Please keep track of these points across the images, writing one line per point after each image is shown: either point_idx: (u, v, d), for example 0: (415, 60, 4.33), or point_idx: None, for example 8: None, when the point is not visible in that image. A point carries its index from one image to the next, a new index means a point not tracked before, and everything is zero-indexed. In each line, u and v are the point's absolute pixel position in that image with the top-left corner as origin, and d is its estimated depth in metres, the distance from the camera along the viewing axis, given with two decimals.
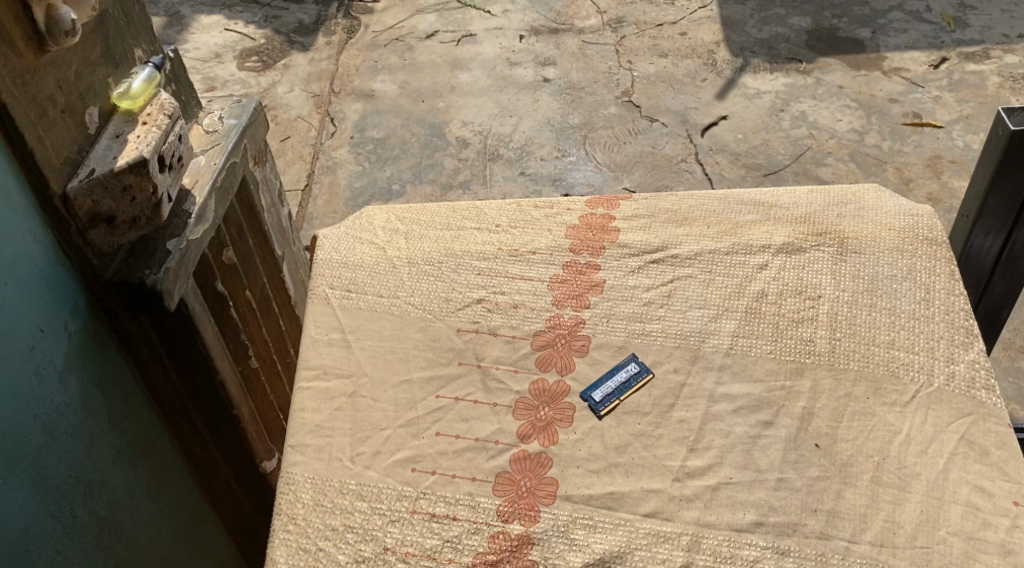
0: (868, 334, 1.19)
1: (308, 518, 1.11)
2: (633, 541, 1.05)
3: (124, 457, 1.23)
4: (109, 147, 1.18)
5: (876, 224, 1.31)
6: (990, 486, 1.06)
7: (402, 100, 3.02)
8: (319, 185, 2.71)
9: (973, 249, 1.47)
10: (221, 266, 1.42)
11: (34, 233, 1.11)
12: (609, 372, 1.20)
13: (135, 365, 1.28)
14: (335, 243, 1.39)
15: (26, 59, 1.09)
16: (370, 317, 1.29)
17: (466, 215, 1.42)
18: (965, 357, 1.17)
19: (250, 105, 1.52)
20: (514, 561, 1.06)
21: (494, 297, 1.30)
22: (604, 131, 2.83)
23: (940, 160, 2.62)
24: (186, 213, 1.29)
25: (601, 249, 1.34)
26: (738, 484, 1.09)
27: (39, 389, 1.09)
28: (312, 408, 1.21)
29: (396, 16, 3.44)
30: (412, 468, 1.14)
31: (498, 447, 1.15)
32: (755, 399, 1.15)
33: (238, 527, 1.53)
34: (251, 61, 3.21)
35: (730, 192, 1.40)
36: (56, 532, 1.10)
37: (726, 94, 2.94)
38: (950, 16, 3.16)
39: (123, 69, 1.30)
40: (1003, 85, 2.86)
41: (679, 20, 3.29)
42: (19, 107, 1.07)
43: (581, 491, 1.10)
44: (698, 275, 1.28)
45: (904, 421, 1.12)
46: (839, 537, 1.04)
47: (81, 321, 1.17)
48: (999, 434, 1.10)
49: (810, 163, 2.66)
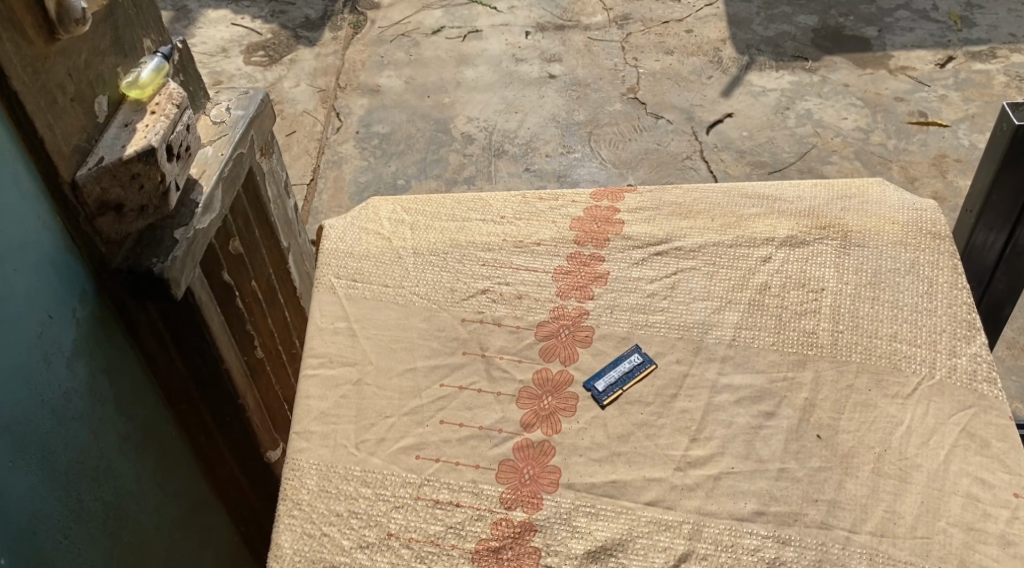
0: (870, 327, 1.20)
1: (313, 503, 1.12)
2: (635, 529, 1.06)
3: (130, 444, 1.24)
4: (118, 136, 1.19)
5: (879, 218, 1.32)
6: (990, 478, 1.07)
7: (408, 95, 3.03)
8: (324, 179, 2.72)
9: (975, 245, 1.48)
10: (227, 256, 1.43)
11: (45, 221, 1.12)
12: (612, 362, 1.20)
13: (142, 353, 1.29)
14: (341, 233, 1.40)
15: (37, 46, 1.09)
16: (374, 307, 1.30)
17: (472, 207, 1.43)
18: (967, 350, 1.17)
19: (258, 96, 1.53)
20: (517, 547, 1.06)
21: (499, 288, 1.30)
22: (610, 127, 2.84)
23: (946, 159, 2.62)
24: (193, 202, 1.30)
25: (605, 241, 1.35)
26: (740, 474, 1.09)
27: (47, 374, 1.10)
28: (317, 395, 1.22)
29: (403, 12, 3.45)
30: (416, 455, 1.15)
31: (501, 435, 1.16)
32: (758, 390, 1.16)
33: (242, 517, 1.54)
34: (257, 55, 3.22)
35: (734, 186, 1.41)
36: (63, 518, 1.11)
37: (731, 91, 2.94)
38: (957, 15, 3.16)
39: (133, 59, 1.31)
40: (1009, 84, 2.85)
41: (686, 17, 3.29)
42: (29, 94, 1.08)
43: (583, 479, 1.11)
44: (701, 268, 1.29)
45: (906, 413, 1.12)
46: (840, 527, 1.04)
47: (90, 308, 1.18)
48: (1000, 427, 1.11)
49: (815, 161, 2.66)
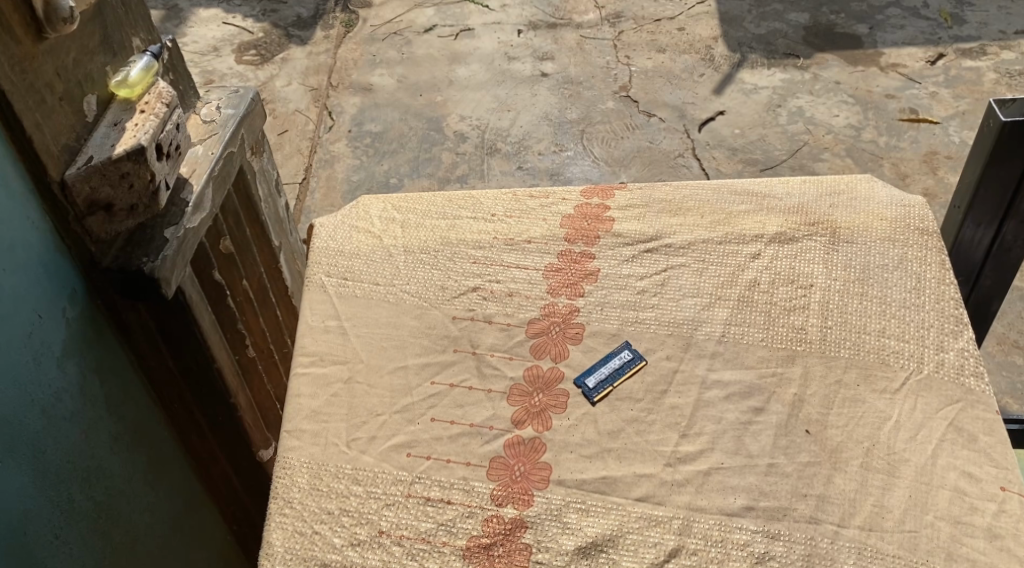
0: (858, 322, 1.21)
1: (304, 502, 1.12)
2: (626, 525, 1.07)
3: (122, 442, 1.24)
4: (107, 135, 1.19)
5: (866, 214, 1.32)
6: (977, 472, 1.08)
7: (400, 94, 3.02)
8: (316, 178, 2.72)
9: (964, 242, 1.49)
10: (218, 255, 1.43)
11: (34, 219, 1.12)
12: (602, 359, 1.21)
13: (134, 353, 1.29)
14: (331, 231, 1.40)
15: (25, 45, 1.09)
16: (365, 305, 1.30)
17: (462, 204, 1.43)
18: (955, 345, 1.18)
19: (248, 95, 1.52)
20: (508, 544, 1.07)
21: (490, 285, 1.31)
22: (602, 125, 2.84)
23: (937, 156, 2.63)
24: (184, 201, 1.30)
25: (595, 238, 1.35)
26: (729, 469, 1.10)
27: (37, 375, 1.10)
28: (308, 393, 1.22)
29: (395, 10, 3.44)
30: (407, 453, 1.15)
31: (493, 432, 1.16)
32: (747, 386, 1.16)
33: (236, 516, 1.54)
34: (249, 54, 3.21)
35: (724, 183, 1.41)
36: (56, 518, 1.11)
37: (723, 89, 2.95)
38: (947, 12, 3.18)
39: (121, 57, 1.30)
40: (1000, 81, 2.86)
41: (677, 15, 3.30)
42: (17, 93, 1.08)
43: (574, 475, 1.11)
44: (690, 264, 1.29)
45: (893, 408, 1.13)
46: (828, 521, 1.05)
47: (80, 308, 1.18)
48: (987, 421, 1.12)
49: (807, 158, 2.67)
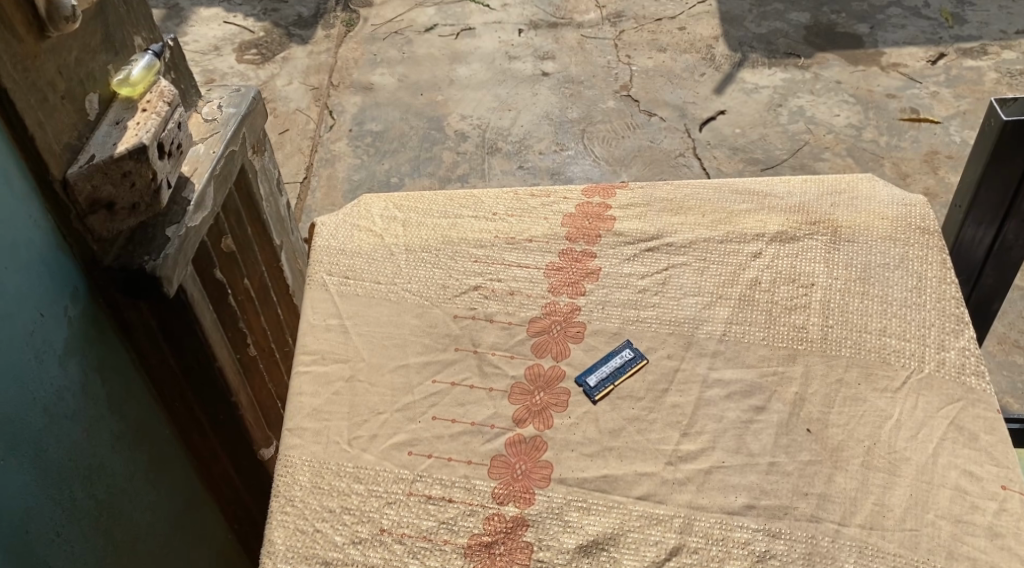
0: (859, 321, 1.21)
1: (305, 500, 1.12)
2: (627, 524, 1.07)
3: (123, 441, 1.24)
4: (109, 133, 1.19)
5: (867, 214, 1.32)
6: (978, 470, 1.08)
7: (401, 93, 3.03)
8: (317, 178, 2.72)
9: (964, 242, 1.49)
10: (219, 254, 1.44)
11: (35, 218, 1.12)
12: (603, 358, 1.21)
13: (135, 351, 1.29)
14: (333, 230, 1.40)
15: (26, 44, 1.09)
16: (367, 303, 1.30)
17: (463, 203, 1.43)
18: (956, 344, 1.18)
19: (249, 94, 1.52)
20: (509, 542, 1.07)
21: (491, 284, 1.31)
22: (603, 125, 2.84)
23: (937, 156, 2.63)
24: (185, 200, 1.30)
25: (596, 237, 1.35)
26: (730, 468, 1.10)
27: (39, 373, 1.10)
28: (309, 392, 1.22)
29: (396, 10, 3.44)
30: (408, 451, 1.15)
31: (494, 431, 1.16)
32: (748, 385, 1.17)
33: (237, 515, 1.54)
34: (250, 53, 3.21)
35: (726, 182, 1.41)
36: (57, 516, 1.11)
37: (724, 89, 2.95)
38: (948, 12, 3.18)
39: (123, 56, 1.31)
40: (1001, 81, 2.86)
41: (678, 15, 3.30)
42: (19, 92, 1.08)
43: (575, 474, 1.11)
44: (692, 263, 1.29)
45: (894, 406, 1.13)
46: (829, 520, 1.05)
47: (81, 306, 1.18)
48: (987, 420, 1.12)
49: (808, 157, 2.67)
